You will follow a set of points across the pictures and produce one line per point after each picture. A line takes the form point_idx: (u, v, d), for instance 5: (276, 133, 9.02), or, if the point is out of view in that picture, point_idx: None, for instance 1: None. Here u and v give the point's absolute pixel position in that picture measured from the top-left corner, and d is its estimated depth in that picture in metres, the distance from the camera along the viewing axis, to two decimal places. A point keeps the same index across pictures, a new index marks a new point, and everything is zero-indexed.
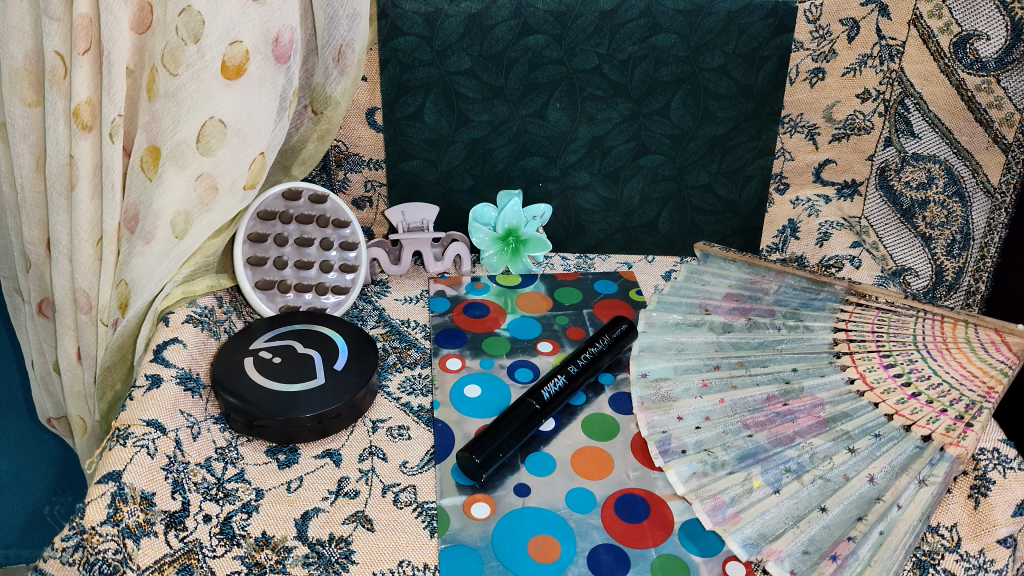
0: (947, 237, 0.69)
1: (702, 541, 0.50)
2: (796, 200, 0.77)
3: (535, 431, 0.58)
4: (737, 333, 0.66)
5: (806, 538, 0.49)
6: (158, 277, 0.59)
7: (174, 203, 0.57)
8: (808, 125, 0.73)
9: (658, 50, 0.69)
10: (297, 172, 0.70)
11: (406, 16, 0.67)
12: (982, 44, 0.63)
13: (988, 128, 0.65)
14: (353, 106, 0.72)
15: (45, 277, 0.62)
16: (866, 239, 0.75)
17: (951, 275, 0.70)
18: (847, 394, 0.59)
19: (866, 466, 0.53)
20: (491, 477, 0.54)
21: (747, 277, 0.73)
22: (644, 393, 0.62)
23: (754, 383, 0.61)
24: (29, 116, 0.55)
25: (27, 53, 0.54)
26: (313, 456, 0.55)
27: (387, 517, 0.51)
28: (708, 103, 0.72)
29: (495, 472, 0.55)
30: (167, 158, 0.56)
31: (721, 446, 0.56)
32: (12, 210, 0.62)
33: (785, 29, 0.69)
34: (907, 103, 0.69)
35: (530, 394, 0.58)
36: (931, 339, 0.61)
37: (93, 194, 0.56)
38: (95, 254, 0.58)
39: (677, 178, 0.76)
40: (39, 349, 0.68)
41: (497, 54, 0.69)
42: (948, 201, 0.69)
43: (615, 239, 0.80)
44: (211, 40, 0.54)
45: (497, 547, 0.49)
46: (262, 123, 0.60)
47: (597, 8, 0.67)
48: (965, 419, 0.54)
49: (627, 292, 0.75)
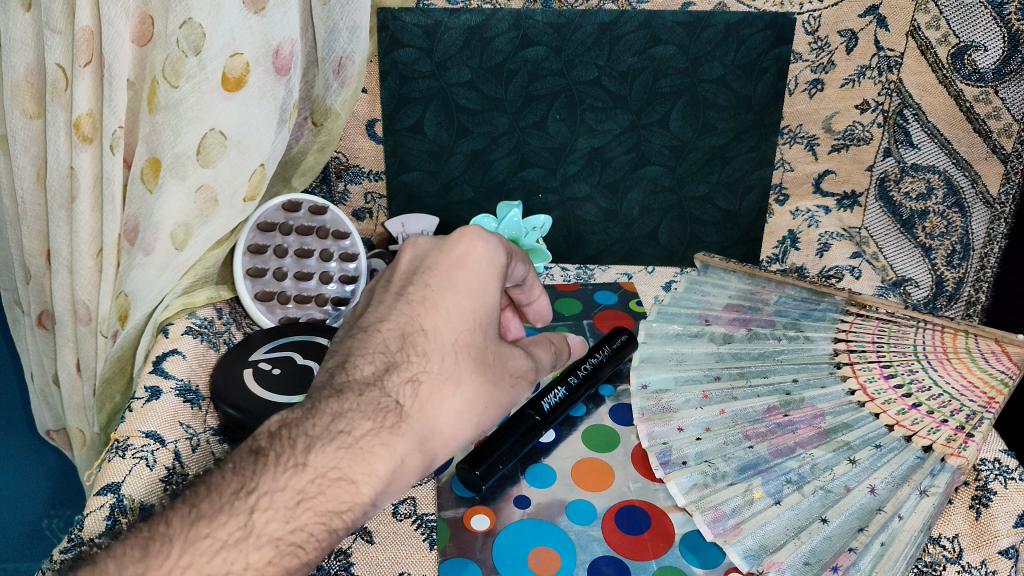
0: (947, 247, 0.71)
1: (703, 553, 0.50)
2: (796, 210, 0.77)
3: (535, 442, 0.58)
4: (738, 344, 0.66)
5: (807, 549, 0.48)
6: (158, 288, 0.60)
7: (174, 214, 0.58)
8: (808, 136, 0.73)
9: (657, 61, 0.69)
10: (297, 184, 0.71)
11: (405, 29, 0.68)
12: (981, 55, 0.64)
13: (986, 139, 0.67)
14: (353, 118, 0.72)
15: (45, 288, 0.62)
16: (866, 249, 0.75)
17: (951, 285, 0.72)
18: (848, 405, 0.59)
19: (867, 476, 0.53)
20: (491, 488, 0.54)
21: (747, 288, 0.73)
22: (645, 404, 0.62)
23: (755, 394, 0.61)
24: (31, 128, 0.56)
25: (29, 66, 0.54)
26: None
27: (387, 530, 0.51)
28: (707, 115, 0.72)
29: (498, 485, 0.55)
30: (167, 169, 0.56)
31: (722, 457, 0.56)
32: (13, 222, 0.62)
33: (784, 41, 0.68)
34: (906, 114, 0.69)
35: (530, 405, 0.58)
36: (932, 350, 0.62)
37: (93, 205, 0.56)
38: (95, 266, 0.58)
39: (676, 189, 0.76)
40: (38, 362, 0.67)
41: (497, 66, 0.69)
42: (948, 212, 0.70)
43: (615, 249, 0.80)
44: (212, 53, 0.54)
45: (497, 559, 0.49)
46: (262, 134, 0.60)
47: (597, 19, 0.67)
48: (965, 429, 0.55)
49: (627, 303, 0.75)
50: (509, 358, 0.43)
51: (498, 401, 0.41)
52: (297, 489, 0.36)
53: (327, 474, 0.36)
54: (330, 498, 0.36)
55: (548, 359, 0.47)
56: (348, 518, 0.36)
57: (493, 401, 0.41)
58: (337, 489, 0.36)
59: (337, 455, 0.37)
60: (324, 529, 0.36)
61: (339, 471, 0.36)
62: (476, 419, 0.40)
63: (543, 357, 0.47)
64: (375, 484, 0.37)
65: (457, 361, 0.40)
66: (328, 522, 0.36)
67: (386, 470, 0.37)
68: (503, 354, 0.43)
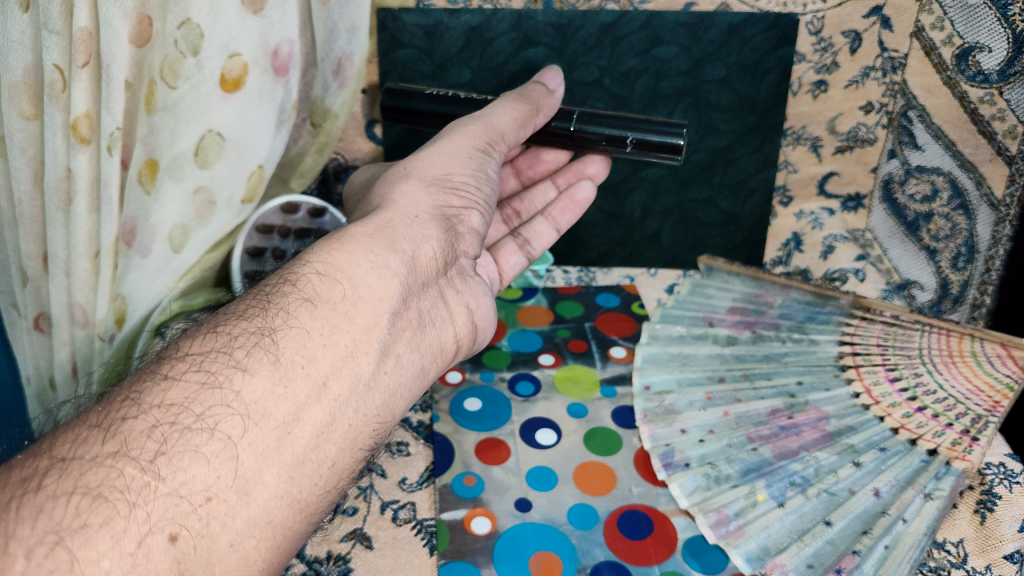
0: (953, 250, 0.69)
1: (706, 558, 0.49)
2: (801, 212, 0.77)
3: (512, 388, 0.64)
4: (742, 346, 0.66)
5: (810, 552, 0.48)
6: (155, 291, 0.62)
7: (171, 216, 0.60)
8: (811, 137, 0.73)
9: (659, 62, 0.68)
10: (296, 185, 0.72)
11: (405, 29, 0.66)
12: (984, 56, 0.62)
13: (992, 140, 0.64)
14: (353, 119, 0.71)
15: (42, 290, 0.61)
16: (871, 251, 0.75)
17: (957, 288, 0.70)
18: (853, 408, 0.60)
19: (871, 480, 0.53)
20: (609, 143, 0.58)
21: (752, 291, 0.71)
22: (648, 406, 0.61)
23: (759, 397, 0.61)
24: (28, 130, 0.54)
25: (26, 67, 0.53)
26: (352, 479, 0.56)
27: (387, 535, 0.51)
28: (710, 116, 0.71)
29: (590, 135, 0.59)
30: (165, 171, 0.58)
31: (725, 459, 0.56)
32: (12, 224, 0.62)
33: (788, 41, 0.68)
34: (911, 115, 0.68)
35: (560, 121, 0.60)
36: (938, 354, 0.62)
37: (92, 207, 0.54)
38: (92, 268, 0.56)
39: (679, 192, 0.75)
40: (37, 365, 0.66)
41: (498, 67, 0.68)
42: (953, 214, 0.68)
43: (617, 252, 0.79)
44: (210, 53, 0.55)
45: (496, 564, 0.48)
46: (261, 134, 0.61)
47: (598, 20, 0.66)
48: (971, 433, 0.55)
49: (630, 306, 0.74)
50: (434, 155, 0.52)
51: (426, 169, 0.51)
52: (231, 306, 0.41)
53: (263, 287, 0.41)
54: (273, 284, 0.41)
55: (505, 120, 0.55)
56: (286, 292, 0.40)
57: (424, 176, 0.51)
58: (280, 273, 0.42)
59: (274, 275, 0.42)
60: (255, 307, 0.39)
61: (276, 271, 0.43)
62: (413, 178, 0.50)
63: (500, 121, 0.55)
64: (314, 258, 0.42)
65: (377, 186, 0.52)
66: (260, 303, 0.40)
67: (318, 249, 0.43)
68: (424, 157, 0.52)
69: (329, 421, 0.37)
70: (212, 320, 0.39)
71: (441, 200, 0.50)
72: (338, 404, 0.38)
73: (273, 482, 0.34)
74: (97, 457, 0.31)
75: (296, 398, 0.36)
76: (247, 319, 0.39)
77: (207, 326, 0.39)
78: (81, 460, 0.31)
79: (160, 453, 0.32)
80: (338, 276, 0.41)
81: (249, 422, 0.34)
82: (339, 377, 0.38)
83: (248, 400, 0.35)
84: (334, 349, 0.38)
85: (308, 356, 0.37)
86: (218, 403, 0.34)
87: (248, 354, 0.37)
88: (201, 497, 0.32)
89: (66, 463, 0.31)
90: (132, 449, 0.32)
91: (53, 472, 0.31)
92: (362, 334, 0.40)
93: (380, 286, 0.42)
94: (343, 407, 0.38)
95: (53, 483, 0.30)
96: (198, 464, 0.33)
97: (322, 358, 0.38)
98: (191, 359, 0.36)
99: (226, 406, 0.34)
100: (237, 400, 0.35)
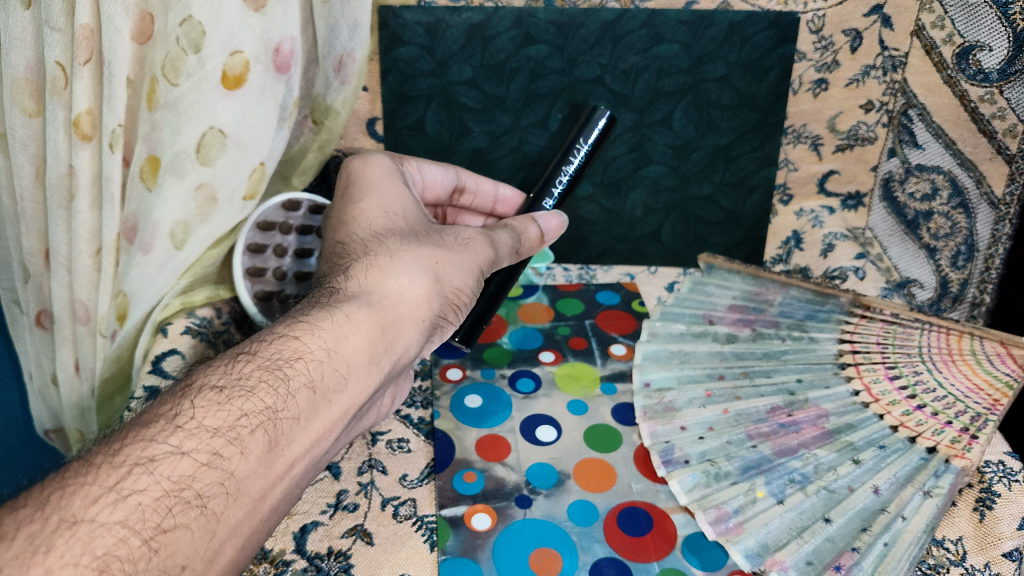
0: (952, 249, 0.68)
1: (705, 554, 0.49)
2: (801, 210, 0.77)
3: (512, 387, 0.63)
4: (742, 343, 0.66)
5: (809, 549, 0.48)
6: (157, 288, 0.63)
7: (172, 212, 0.60)
8: (812, 136, 0.73)
9: (660, 60, 0.68)
10: (297, 182, 0.72)
11: (406, 27, 0.66)
12: (986, 55, 0.61)
13: (992, 139, 0.64)
14: (354, 116, 0.71)
15: (43, 287, 0.61)
16: (871, 250, 0.75)
17: (956, 286, 0.69)
18: (852, 405, 0.60)
19: (871, 477, 0.53)
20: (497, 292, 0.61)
21: (752, 288, 0.72)
22: (648, 403, 0.61)
23: (760, 394, 0.61)
24: (30, 126, 0.55)
25: (28, 64, 0.53)
26: (357, 472, 0.56)
27: (387, 531, 0.51)
28: (711, 114, 0.71)
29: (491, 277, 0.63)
30: (167, 168, 0.58)
31: (725, 456, 0.56)
32: (12, 220, 0.62)
33: (788, 40, 0.68)
34: (911, 114, 0.68)
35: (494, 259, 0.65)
36: (937, 350, 0.62)
37: (93, 203, 0.55)
38: (94, 264, 0.56)
39: (679, 189, 0.75)
40: (37, 361, 0.66)
41: (499, 65, 0.68)
42: (953, 212, 0.68)
43: (617, 249, 0.79)
44: (212, 50, 0.55)
45: (496, 559, 0.49)
46: (262, 133, 0.61)
47: (600, 18, 0.66)
48: (971, 430, 0.55)
49: (630, 303, 0.74)
50: (451, 240, 0.50)
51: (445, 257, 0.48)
52: (239, 367, 0.39)
53: (271, 350, 0.39)
54: (283, 352, 0.39)
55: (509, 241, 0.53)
56: (294, 373, 0.38)
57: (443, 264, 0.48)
58: (283, 344, 0.40)
59: (285, 336, 0.40)
60: (267, 384, 0.38)
61: (288, 333, 0.40)
62: (433, 272, 0.47)
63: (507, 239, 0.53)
64: (325, 337, 0.40)
65: (389, 238, 0.48)
66: (272, 381, 0.38)
67: (330, 323, 0.41)
68: (439, 238, 0.50)
69: (284, 499, 0.38)
70: (225, 382, 0.38)
71: (445, 304, 0.48)
72: (296, 483, 0.38)
73: (232, 552, 0.35)
74: (106, 522, 0.31)
75: (269, 477, 0.36)
76: (258, 394, 0.37)
77: (223, 392, 0.37)
78: (91, 524, 0.31)
79: (160, 529, 0.32)
80: (341, 363, 0.40)
81: (234, 504, 0.34)
82: (308, 463, 0.39)
83: (241, 483, 0.35)
84: (311, 437, 0.38)
85: (294, 444, 0.37)
86: (215, 485, 0.34)
87: (251, 437, 0.36)
88: (178, 568, 0.32)
89: (75, 524, 0.31)
90: (138, 520, 0.32)
91: (63, 532, 0.30)
92: (339, 424, 0.40)
93: (371, 375, 0.41)
94: (298, 485, 0.39)
95: (62, 545, 0.30)
96: (186, 537, 0.32)
97: (302, 446, 0.38)
98: (201, 432, 0.35)
99: (222, 489, 0.34)
100: (231, 480, 0.34)
